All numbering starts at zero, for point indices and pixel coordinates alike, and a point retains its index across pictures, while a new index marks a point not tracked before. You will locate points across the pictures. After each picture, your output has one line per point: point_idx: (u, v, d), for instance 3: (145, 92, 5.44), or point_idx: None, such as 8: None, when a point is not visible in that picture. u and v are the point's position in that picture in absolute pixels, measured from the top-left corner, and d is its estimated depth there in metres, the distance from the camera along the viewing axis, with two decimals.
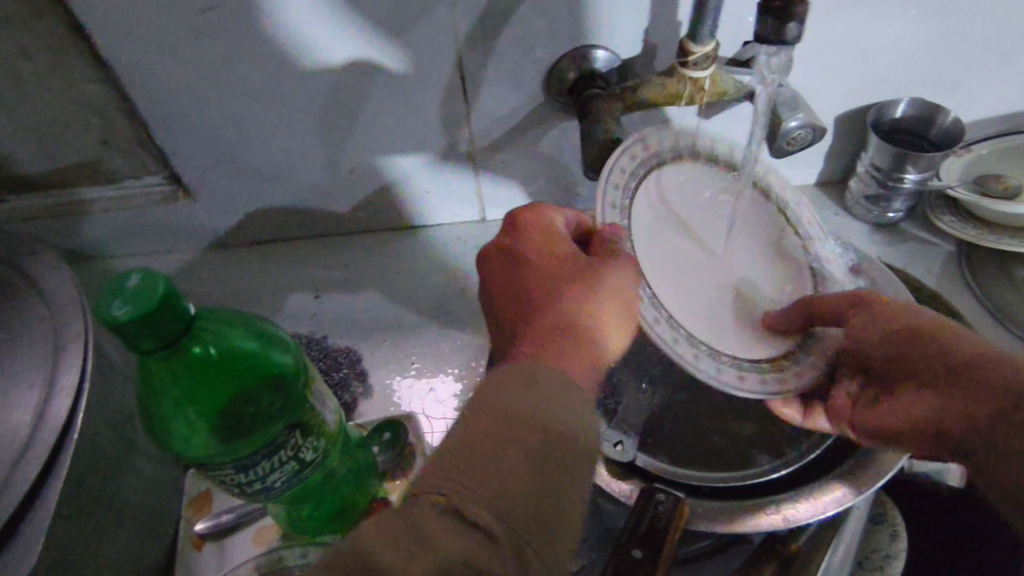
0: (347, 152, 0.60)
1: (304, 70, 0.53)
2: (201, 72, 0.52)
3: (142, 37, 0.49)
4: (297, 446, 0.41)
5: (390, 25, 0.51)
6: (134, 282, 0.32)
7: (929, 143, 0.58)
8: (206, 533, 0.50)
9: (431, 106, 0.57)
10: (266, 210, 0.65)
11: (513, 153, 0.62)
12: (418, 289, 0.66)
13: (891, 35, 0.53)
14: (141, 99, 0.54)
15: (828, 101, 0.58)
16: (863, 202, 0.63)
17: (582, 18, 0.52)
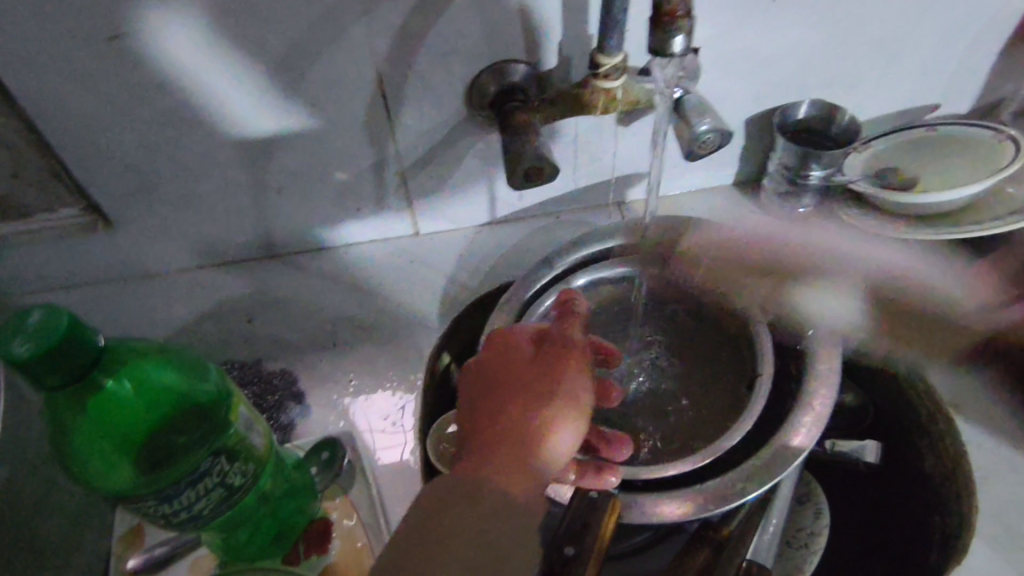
0: (270, 172, 0.60)
1: (219, 95, 0.53)
2: (110, 101, 0.52)
3: (46, 68, 0.49)
4: (223, 472, 0.40)
5: (302, 48, 0.51)
6: (33, 318, 0.33)
7: (831, 140, 0.64)
8: (139, 569, 0.50)
9: (353, 124, 0.57)
10: (191, 236, 0.65)
11: (440, 167, 0.63)
12: (353, 308, 0.66)
13: (790, 41, 0.57)
14: (47, 130, 0.53)
15: (739, 105, 0.62)
16: (776, 201, 0.67)
17: (496, 35, 0.52)
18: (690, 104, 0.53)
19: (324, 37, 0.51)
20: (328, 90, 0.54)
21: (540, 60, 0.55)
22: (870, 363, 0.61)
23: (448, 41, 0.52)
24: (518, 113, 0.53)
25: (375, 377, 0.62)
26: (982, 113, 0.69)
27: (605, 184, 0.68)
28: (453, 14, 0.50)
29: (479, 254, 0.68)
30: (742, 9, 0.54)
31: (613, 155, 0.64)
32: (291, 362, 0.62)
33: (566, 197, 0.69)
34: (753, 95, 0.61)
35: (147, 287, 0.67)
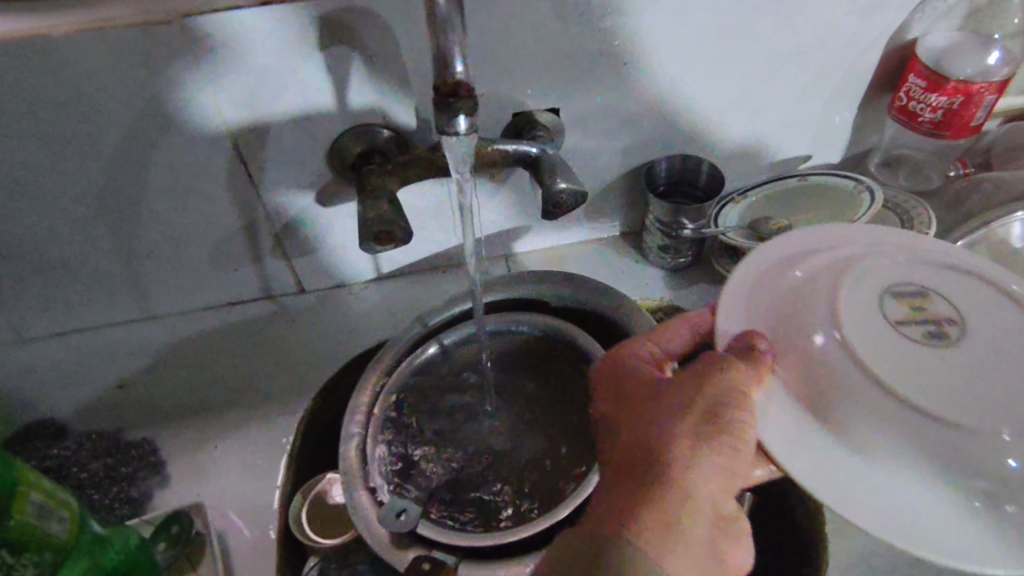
0: (203, 230, 0.63)
1: (67, 164, 0.55)
2: (104, 160, 0.56)
3: (46, 135, 0.53)
4: (5, 567, 0.36)
5: (290, 109, 0.56)
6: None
7: (700, 191, 0.69)
8: None
9: (335, 179, 0.62)
10: (40, 308, 0.65)
11: (325, 222, 0.65)
12: (231, 369, 0.66)
13: (645, 101, 0.63)
14: (18, 193, 0.56)
15: (609, 161, 0.68)
16: (657, 252, 0.72)
17: (363, 101, 0.57)
18: (545, 164, 0.58)
19: (305, 103, 0.55)
20: (306, 146, 0.59)
21: (399, 126, 0.59)
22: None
23: (311, 106, 0.56)
24: (375, 175, 0.57)
25: (241, 447, 0.60)
26: (852, 162, 0.76)
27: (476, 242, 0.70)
28: (420, 77, 0.56)
29: (360, 308, 0.70)
30: (597, 77, 0.60)
31: (490, 211, 0.68)
32: (157, 431, 0.62)
33: (432, 256, 0.71)
34: (618, 153, 0.67)
35: (82, 350, 0.67)
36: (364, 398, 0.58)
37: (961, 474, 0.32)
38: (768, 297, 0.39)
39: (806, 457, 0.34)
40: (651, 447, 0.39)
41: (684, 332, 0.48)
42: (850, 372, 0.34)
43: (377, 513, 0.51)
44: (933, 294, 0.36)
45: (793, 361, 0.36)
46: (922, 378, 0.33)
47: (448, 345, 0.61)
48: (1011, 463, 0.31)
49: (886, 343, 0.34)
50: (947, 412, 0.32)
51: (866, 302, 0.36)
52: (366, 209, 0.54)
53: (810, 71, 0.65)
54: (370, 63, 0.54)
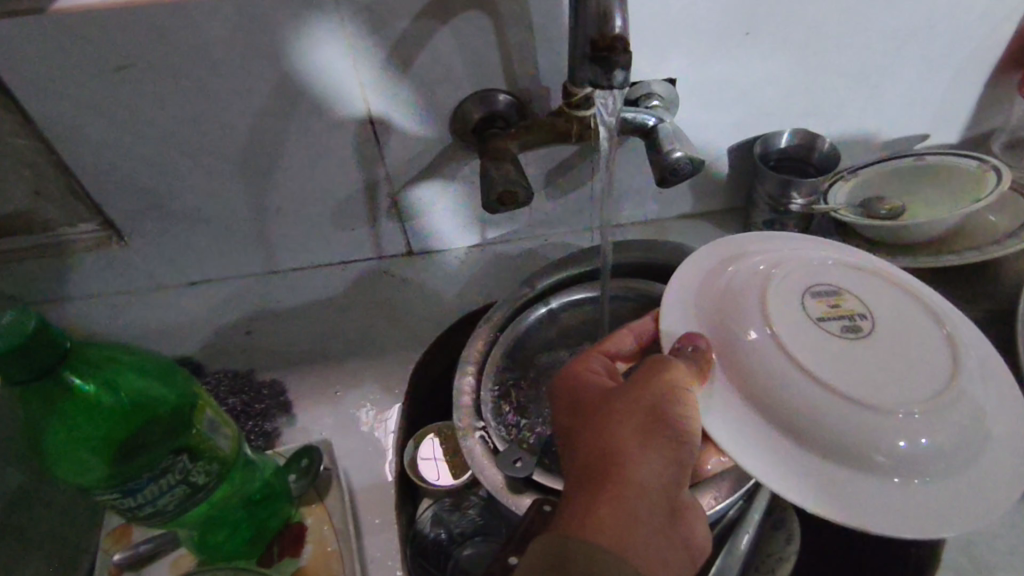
0: (328, 189, 0.67)
1: (216, 122, 0.60)
2: (246, 118, 0.60)
3: (199, 93, 0.58)
4: (186, 470, 0.40)
5: (418, 72, 0.58)
6: (5, 319, 0.32)
7: (813, 167, 0.68)
8: (123, 564, 0.51)
9: (453, 142, 0.64)
10: (179, 257, 0.71)
11: (440, 186, 0.68)
12: (347, 322, 0.70)
13: (764, 73, 0.63)
14: (170, 149, 0.62)
15: (721, 134, 0.68)
16: (762, 227, 0.71)
17: (488, 65, 0.58)
18: (664, 133, 0.58)
19: (434, 68, 0.58)
20: (430, 112, 0.61)
21: (519, 91, 0.61)
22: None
23: (435, 70, 0.58)
24: (496, 139, 0.59)
25: (359, 393, 0.64)
26: (972, 143, 0.73)
27: (584, 211, 0.72)
28: (544, 45, 0.58)
29: (466, 271, 0.73)
30: (717, 46, 0.60)
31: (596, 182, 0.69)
32: (281, 373, 0.66)
33: (539, 225, 0.73)
34: (732, 125, 0.67)
35: (210, 300, 0.73)
36: (475, 351, 0.61)
37: (864, 446, 0.39)
38: (712, 298, 0.46)
39: (746, 446, 0.40)
40: (620, 459, 0.41)
41: (626, 338, 0.53)
42: (778, 358, 0.41)
43: (491, 460, 0.53)
44: (846, 294, 0.45)
45: (732, 362, 0.42)
46: (835, 364, 0.41)
47: (556, 309, 0.64)
48: (901, 444, 0.39)
49: (810, 332, 0.42)
50: (860, 395, 0.39)
51: (794, 304, 0.43)
52: (492, 168, 0.57)
53: (937, 47, 0.63)
54: (500, 29, 0.56)
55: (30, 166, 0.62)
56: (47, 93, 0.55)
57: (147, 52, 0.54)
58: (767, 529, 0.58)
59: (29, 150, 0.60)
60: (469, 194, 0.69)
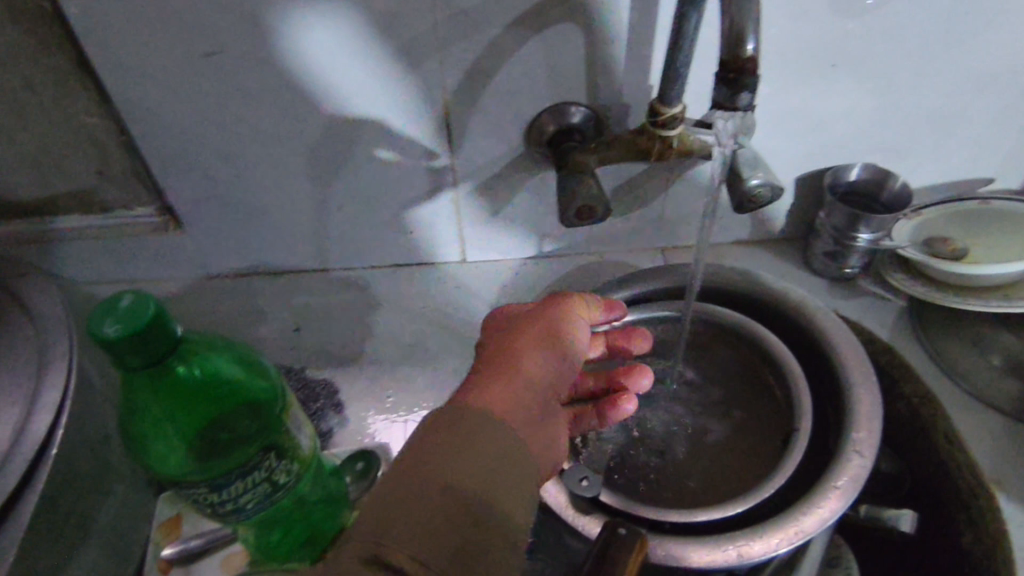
0: (392, 191, 0.66)
1: (294, 115, 0.59)
2: (323, 112, 0.59)
3: (281, 85, 0.57)
4: (271, 468, 0.39)
5: (503, 80, 0.58)
6: (125, 301, 0.31)
7: (880, 204, 0.68)
8: (173, 558, 0.50)
9: (525, 152, 0.63)
10: (231, 247, 0.70)
11: (504, 195, 0.67)
12: (399, 326, 0.69)
13: (844, 105, 0.63)
14: (241, 138, 0.61)
15: (791, 163, 0.68)
16: (823, 259, 0.70)
17: (572, 77, 0.58)
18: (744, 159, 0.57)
19: (519, 78, 0.58)
20: (507, 122, 0.61)
21: (599, 106, 0.60)
22: (913, 431, 0.64)
23: (518, 79, 0.58)
24: (575, 152, 0.59)
25: (413, 398, 0.64)
26: None
27: (647, 231, 0.71)
28: (633, 62, 0.57)
29: (522, 281, 0.72)
30: (802, 75, 0.60)
31: (662, 203, 0.68)
32: (334, 373, 0.65)
33: (600, 241, 0.72)
34: (804, 155, 0.67)
35: (260, 293, 0.72)
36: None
37: None
38: None
39: None
40: (540, 387, 0.42)
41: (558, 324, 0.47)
42: None
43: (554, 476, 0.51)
44: None
45: None
46: None
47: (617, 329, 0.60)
48: None
49: None
50: None
51: None
52: (573, 182, 0.56)
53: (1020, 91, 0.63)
54: (591, 44, 0.56)
55: (98, 145, 0.61)
56: (129, 74, 0.55)
57: (236, 40, 0.53)
58: (823, 565, 0.57)
59: (100, 130, 0.60)
60: (533, 207, 0.69)
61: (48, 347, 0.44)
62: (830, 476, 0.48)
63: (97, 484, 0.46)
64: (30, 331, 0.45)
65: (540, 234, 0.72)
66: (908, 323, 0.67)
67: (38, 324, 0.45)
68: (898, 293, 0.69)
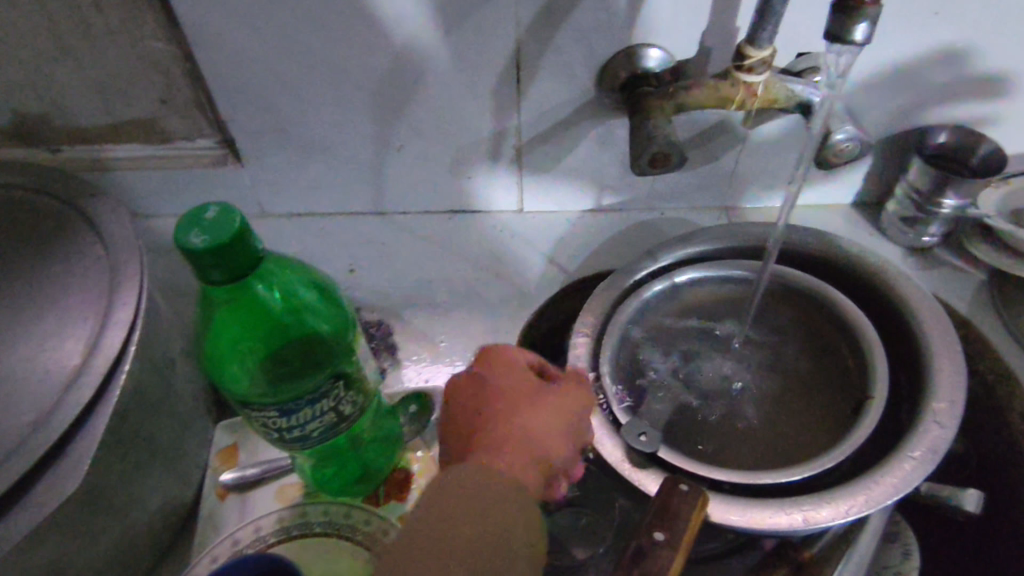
0: (454, 134, 0.65)
1: (360, 48, 0.58)
2: (390, 45, 0.57)
3: (349, 12, 0.55)
4: (338, 399, 0.38)
5: (578, 17, 0.55)
6: (210, 213, 0.30)
7: (969, 168, 0.64)
8: (232, 485, 0.51)
9: (595, 96, 0.61)
10: (288, 185, 0.69)
11: (567, 143, 0.65)
12: (453, 274, 0.68)
13: (944, 58, 0.58)
14: (304, 70, 0.59)
15: (876, 121, 0.64)
16: (899, 225, 0.67)
17: (653, 17, 0.55)
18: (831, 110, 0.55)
19: (597, 14, 0.55)
20: (579, 64, 0.58)
21: (680, 50, 0.57)
22: (986, 411, 0.61)
23: (595, 16, 0.55)
24: (650, 98, 0.55)
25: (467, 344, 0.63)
26: None
27: (716, 188, 0.68)
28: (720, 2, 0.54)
29: (581, 234, 0.70)
30: (900, 23, 0.56)
31: (735, 157, 0.65)
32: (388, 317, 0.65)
33: (666, 195, 0.70)
34: (891, 113, 0.63)
35: (314, 233, 0.71)
36: (594, 316, 0.56)
37: None
38: None
39: None
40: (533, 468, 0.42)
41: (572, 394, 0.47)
42: None
43: (611, 429, 0.50)
44: None
45: None
46: None
47: (681, 285, 0.58)
48: None
49: None
50: None
51: None
52: (649, 128, 0.53)
53: None
54: None
55: (163, 72, 0.61)
56: None
57: None
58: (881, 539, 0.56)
59: (166, 55, 0.59)
60: (597, 156, 0.66)
61: (118, 267, 0.44)
62: (906, 445, 0.46)
63: (162, 407, 0.46)
64: (103, 250, 0.45)
65: (601, 186, 0.69)
66: (989, 297, 0.63)
67: (110, 244, 0.45)
68: (979, 266, 0.65)
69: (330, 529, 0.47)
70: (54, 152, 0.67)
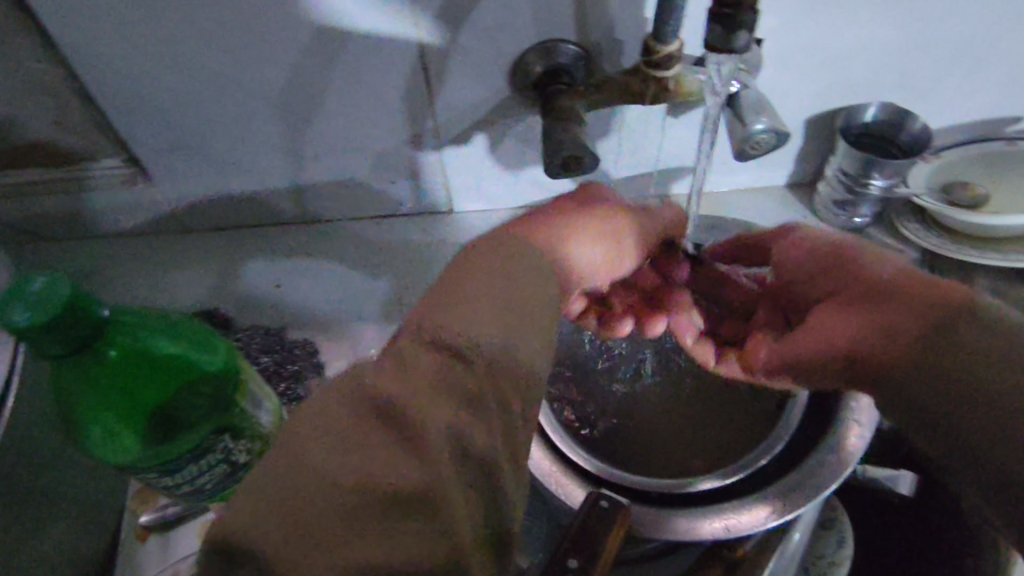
0: (369, 139, 0.62)
1: (256, 59, 0.55)
2: (289, 53, 0.54)
3: (238, 23, 0.52)
4: (227, 449, 0.37)
5: (479, 15, 0.52)
6: (36, 284, 0.28)
7: (897, 147, 0.63)
8: (149, 526, 0.48)
9: (509, 94, 0.59)
10: (205, 199, 0.67)
11: (487, 143, 0.63)
12: (382, 282, 0.67)
13: (862, 38, 0.57)
14: (201, 84, 0.56)
15: (801, 104, 0.62)
16: (831, 207, 0.66)
17: (558, 13, 0.52)
18: (748, 100, 0.51)
19: (500, 12, 0.52)
20: (489, 63, 0.56)
21: (590, 44, 0.55)
22: None
23: (498, 15, 0.52)
24: (562, 97, 0.54)
25: None
26: None
27: (646, 179, 0.67)
28: None
29: None
30: (815, 6, 0.54)
31: (659, 148, 0.63)
32: (315, 333, 0.63)
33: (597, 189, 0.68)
34: (815, 94, 0.61)
35: (237, 247, 0.69)
36: None
37: None
38: None
39: None
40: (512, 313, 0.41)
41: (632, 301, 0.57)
42: None
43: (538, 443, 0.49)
44: None
45: None
46: None
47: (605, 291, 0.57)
48: None
49: None
50: None
51: None
52: (559, 130, 0.51)
53: None
54: None
55: (50, 94, 0.57)
56: (74, 14, 0.50)
57: None
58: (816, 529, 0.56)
59: (50, 77, 0.56)
60: (521, 154, 0.64)
61: None
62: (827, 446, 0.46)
63: None
64: None
65: (528, 183, 0.67)
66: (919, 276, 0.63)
67: None
68: (909, 244, 0.65)
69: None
70: None
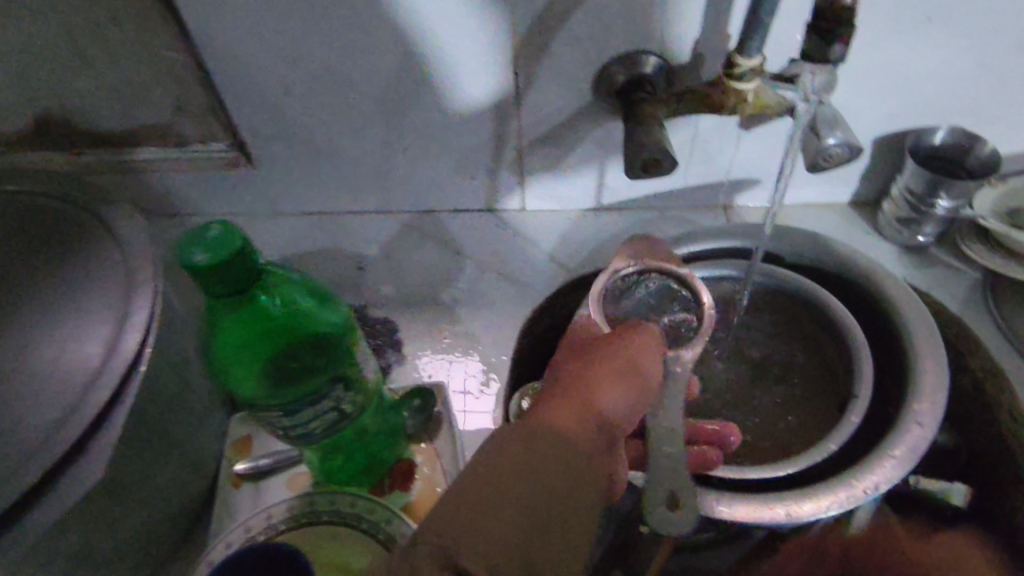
0: (456, 135, 0.66)
1: (362, 57, 0.60)
2: (393, 52, 0.59)
3: (351, 23, 0.57)
4: (338, 398, 0.41)
5: (571, 26, 0.56)
6: (213, 231, 0.33)
7: (965, 171, 0.64)
8: (245, 474, 0.54)
9: (592, 100, 0.62)
10: (298, 184, 0.72)
11: (566, 146, 0.67)
12: (457, 271, 0.71)
13: (938, 61, 0.59)
14: (310, 78, 0.61)
15: (872, 123, 0.64)
16: (895, 224, 0.68)
17: (645, 26, 0.56)
18: (822, 116, 0.54)
19: (592, 23, 0.56)
20: (577, 70, 0.60)
21: (673, 56, 0.58)
22: (974, 406, 0.62)
23: (589, 26, 0.56)
24: (644, 104, 0.57)
25: (469, 340, 0.66)
26: None
27: (716, 187, 0.70)
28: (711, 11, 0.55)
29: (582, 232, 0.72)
30: (893, 29, 0.56)
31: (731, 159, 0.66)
32: (394, 313, 0.68)
33: (669, 195, 0.71)
34: (886, 114, 0.64)
35: (325, 231, 0.74)
36: None
37: None
38: None
39: None
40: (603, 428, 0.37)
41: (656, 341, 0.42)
42: None
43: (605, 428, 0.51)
44: None
45: None
46: None
47: None
48: None
49: None
50: None
51: None
52: (641, 133, 0.55)
53: None
54: None
55: (176, 81, 0.63)
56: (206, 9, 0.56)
57: None
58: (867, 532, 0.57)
59: (177, 64, 0.62)
60: (598, 156, 0.68)
61: (135, 274, 0.47)
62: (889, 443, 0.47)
63: (178, 401, 0.49)
64: (120, 255, 0.48)
65: (601, 186, 0.71)
66: (981, 296, 0.64)
67: (127, 252, 0.48)
68: (972, 265, 0.67)
69: (337, 517, 0.50)
70: (76, 154, 0.70)
